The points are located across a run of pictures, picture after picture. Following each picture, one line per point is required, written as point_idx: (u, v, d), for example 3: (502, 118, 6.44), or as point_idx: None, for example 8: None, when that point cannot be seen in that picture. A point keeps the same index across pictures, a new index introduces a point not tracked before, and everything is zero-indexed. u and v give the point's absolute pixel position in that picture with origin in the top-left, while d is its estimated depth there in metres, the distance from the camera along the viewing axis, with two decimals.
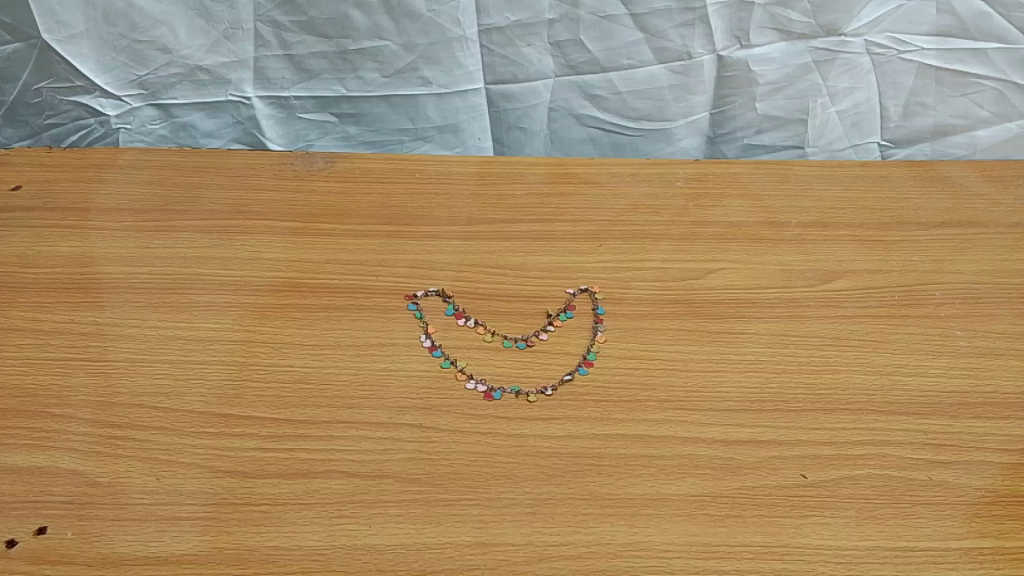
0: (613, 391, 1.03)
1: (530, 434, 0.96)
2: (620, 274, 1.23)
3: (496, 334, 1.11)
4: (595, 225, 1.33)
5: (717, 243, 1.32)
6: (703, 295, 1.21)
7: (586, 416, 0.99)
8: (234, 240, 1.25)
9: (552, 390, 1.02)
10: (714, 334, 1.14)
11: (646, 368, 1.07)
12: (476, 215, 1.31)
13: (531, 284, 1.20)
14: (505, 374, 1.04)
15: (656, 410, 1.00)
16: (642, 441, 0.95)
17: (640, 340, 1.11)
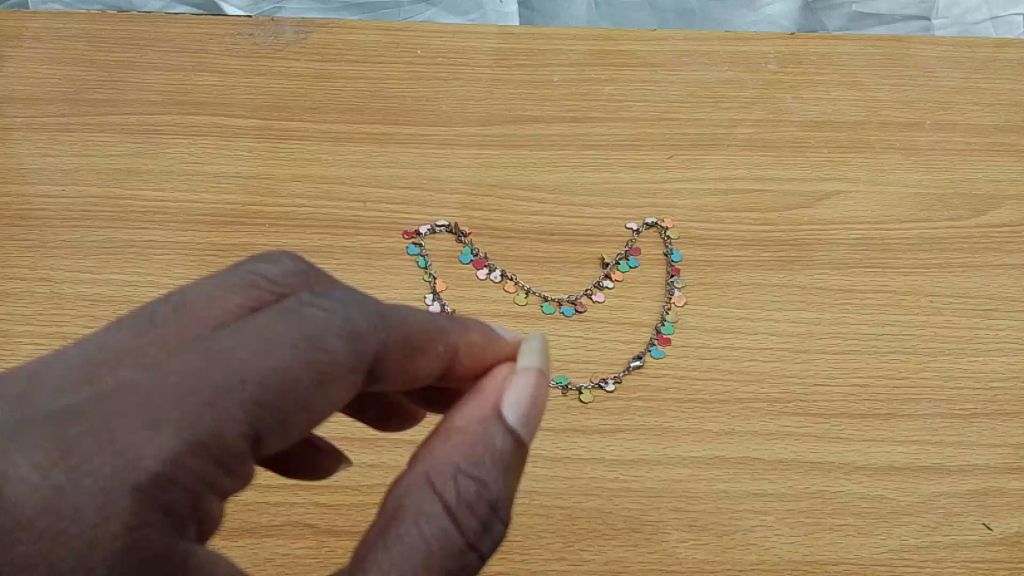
0: (702, 386, 0.71)
1: (586, 459, 0.65)
2: (701, 201, 0.89)
3: (530, 292, 0.79)
4: (663, 128, 0.97)
5: (830, 154, 0.97)
6: (816, 234, 0.87)
7: (666, 427, 0.68)
8: (168, 144, 0.90)
9: (615, 384, 0.71)
10: (836, 295, 0.81)
11: (747, 347, 0.75)
12: (499, 112, 0.96)
13: (579, 216, 0.86)
14: (547, 358, 0.73)
15: (766, 418, 0.70)
16: (750, 473, 0.66)
17: (736, 303, 0.79)
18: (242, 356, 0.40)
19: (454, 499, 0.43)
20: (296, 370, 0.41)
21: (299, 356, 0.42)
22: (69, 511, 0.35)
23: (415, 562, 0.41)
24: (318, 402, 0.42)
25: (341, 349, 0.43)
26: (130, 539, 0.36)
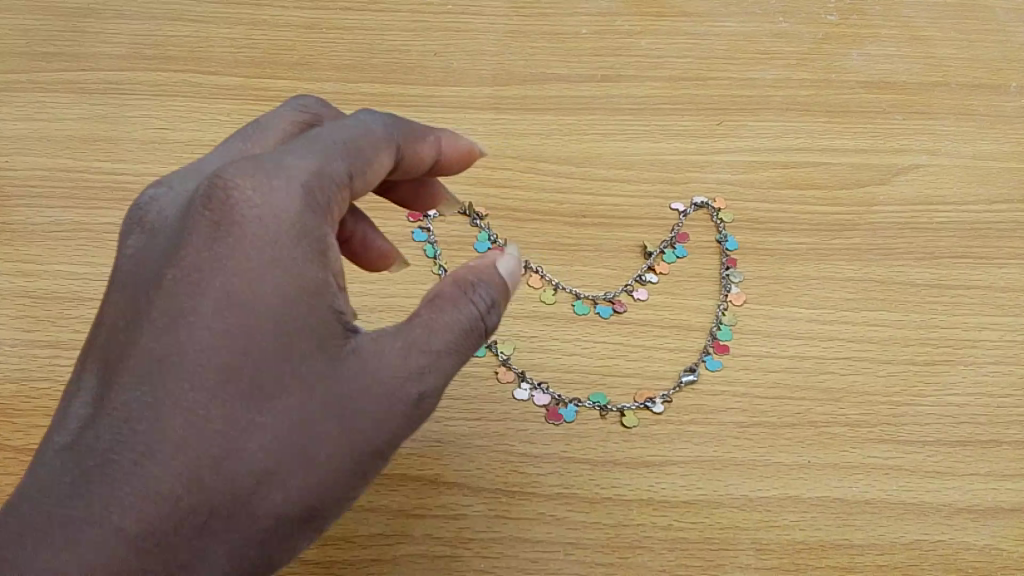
0: (769, 407, 0.59)
1: (632, 501, 0.54)
2: (757, 176, 0.76)
3: (558, 287, 0.66)
4: (709, 90, 0.83)
5: (905, 119, 0.83)
6: (893, 216, 0.74)
7: (729, 458, 0.56)
8: (132, 107, 0.77)
9: (664, 405, 0.59)
10: (922, 291, 0.68)
11: (820, 358, 0.62)
12: (518, 70, 0.82)
13: (614, 194, 0.73)
14: (581, 371, 0.61)
15: (848, 447, 0.58)
16: (833, 519, 0.54)
17: (804, 301, 0.66)
18: (337, 128, 0.44)
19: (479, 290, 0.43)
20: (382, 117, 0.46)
21: (365, 129, 0.45)
22: (257, 186, 0.40)
23: (455, 326, 0.42)
24: (381, 163, 0.45)
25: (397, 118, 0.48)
26: (295, 210, 0.40)
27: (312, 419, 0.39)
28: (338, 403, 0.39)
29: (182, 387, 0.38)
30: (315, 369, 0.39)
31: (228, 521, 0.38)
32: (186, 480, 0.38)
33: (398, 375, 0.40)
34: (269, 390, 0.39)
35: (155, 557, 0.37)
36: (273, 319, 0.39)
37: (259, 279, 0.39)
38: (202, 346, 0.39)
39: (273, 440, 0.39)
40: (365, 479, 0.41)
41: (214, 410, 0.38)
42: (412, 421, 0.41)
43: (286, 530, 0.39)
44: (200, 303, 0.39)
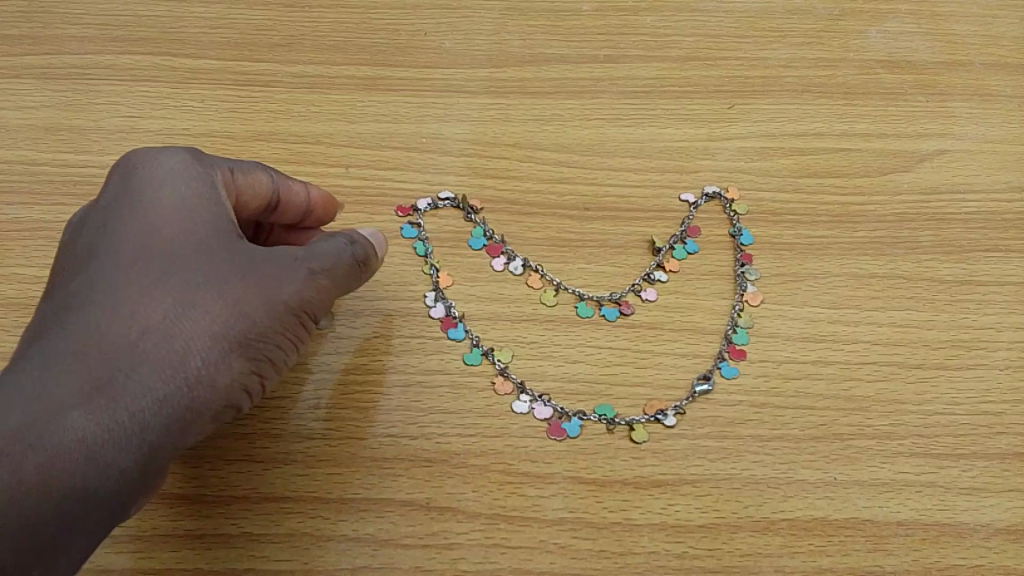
0: (791, 418, 0.54)
1: (643, 526, 0.49)
2: (772, 164, 0.70)
3: (558, 288, 0.61)
4: (719, 71, 0.77)
5: (930, 100, 0.77)
6: (919, 206, 0.68)
7: (748, 477, 0.51)
8: (98, 92, 0.71)
9: (676, 417, 0.54)
10: (951, 288, 0.63)
11: (845, 363, 0.58)
12: (515, 51, 0.76)
13: (619, 185, 0.68)
14: (585, 380, 0.56)
15: (878, 461, 0.53)
16: (862, 544, 0.50)
17: (825, 301, 0.61)
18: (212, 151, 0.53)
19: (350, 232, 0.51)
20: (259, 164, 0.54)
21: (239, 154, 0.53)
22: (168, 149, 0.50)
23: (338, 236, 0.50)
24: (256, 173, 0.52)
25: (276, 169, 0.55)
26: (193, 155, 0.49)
27: (222, 274, 0.45)
28: (244, 262, 0.46)
29: (115, 252, 0.45)
30: (221, 238, 0.46)
31: (155, 353, 0.42)
32: (112, 326, 0.42)
33: (292, 255, 0.47)
34: (186, 253, 0.45)
35: (88, 389, 0.41)
36: (185, 206, 0.47)
37: (172, 183, 0.47)
38: (129, 232, 0.46)
39: (191, 288, 0.44)
40: (275, 332, 0.46)
41: (136, 272, 0.44)
42: (311, 292, 0.47)
43: (209, 365, 0.43)
44: (126, 207, 0.47)
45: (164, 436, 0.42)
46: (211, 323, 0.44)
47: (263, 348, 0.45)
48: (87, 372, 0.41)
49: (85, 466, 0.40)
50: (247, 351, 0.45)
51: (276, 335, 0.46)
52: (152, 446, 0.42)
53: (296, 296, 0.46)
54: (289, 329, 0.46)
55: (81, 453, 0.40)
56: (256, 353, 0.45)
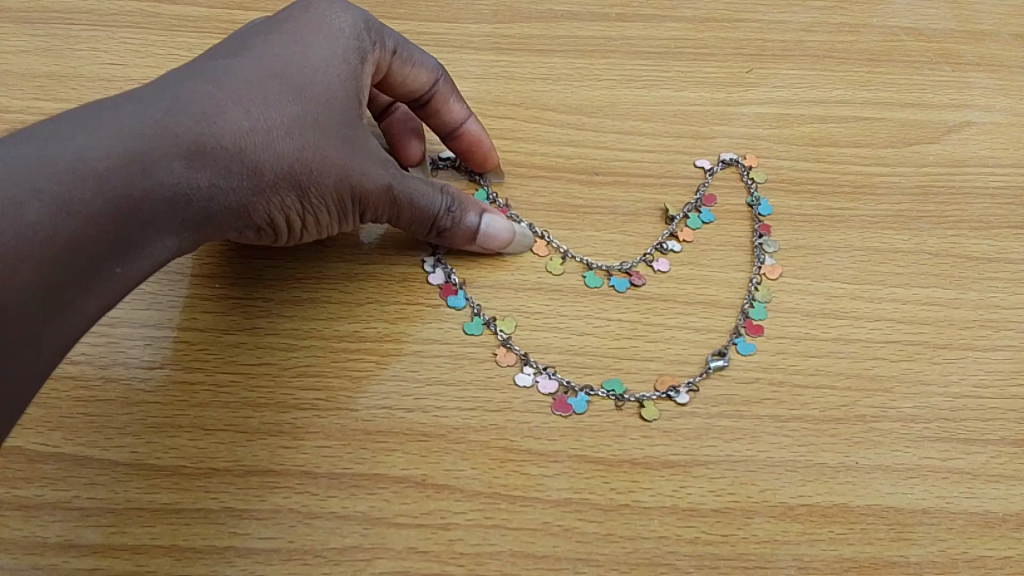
0: (811, 398, 0.51)
1: (653, 509, 0.46)
2: (792, 131, 0.67)
3: (563, 254, 0.57)
4: (737, 33, 0.73)
5: (958, 69, 0.73)
6: (945, 179, 0.65)
7: (765, 459, 0.48)
8: (78, 38, 0.67)
9: (689, 394, 0.51)
10: (979, 266, 0.60)
11: (867, 341, 0.54)
12: (522, 6, 0.72)
13: (630, 149, 0.64)
14: (593, 354, 0.52)
15: (901, 446, 0.50)
16: (885, 533, 0.47)
17: (847, 276, 0.58)
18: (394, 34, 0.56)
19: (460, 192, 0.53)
20: (432, 73, 0.57)
21: (417, 55, 0.56)
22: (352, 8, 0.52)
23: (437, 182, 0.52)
24: (415, 72, 0.56)
25: (443, 89, 0.58)
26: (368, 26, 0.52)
27: (327, 130, 0.48)
28: (347, 135, 0.48)
29: (266, 61, 0.47)
30: (346, 107, 0.49)
31: (243, 155, 0.45)
32: (232, 114, 0.45)
33: (389, 167, 0.50)
34: (315, 99, 0.47)
35: (190, 151, 0.44)
36: (336, 63, 0.49)
37: (337, 36, 0.50)
38: (282, 51, 0.48)
39: (300, 123, 0.47)
40: (330, 204, 0.49)
41: (269, 84, 0.47)
42: (377, 199, 0.50)
43: (272, 186, 0.46)
44: (293, 32, 0.49)
45: (217, 217, 0.46)
46: (295, 159, 0.47)
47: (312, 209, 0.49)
48: (196, 137, 0.44)
49: (156, 212, 0.43)
50: (299, 201, 0.48)
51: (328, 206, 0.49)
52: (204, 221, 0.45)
53: (362, 194, 0.49)
54: (340, 210, 0.50)
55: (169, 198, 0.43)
56: (305, 209, 0.49)
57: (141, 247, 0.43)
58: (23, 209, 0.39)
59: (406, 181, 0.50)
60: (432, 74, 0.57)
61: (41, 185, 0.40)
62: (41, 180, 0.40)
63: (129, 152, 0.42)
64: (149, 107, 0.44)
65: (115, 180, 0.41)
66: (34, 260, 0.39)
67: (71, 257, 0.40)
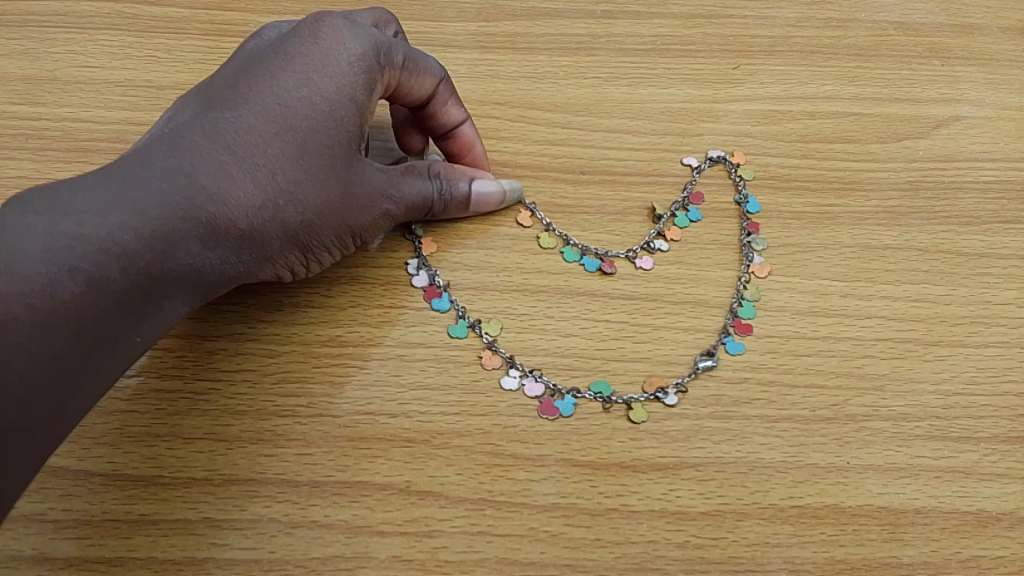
0: (800, 398, 0.50)
1: (642, 513, 0.45)
2: (780, 128, 0.66)
3: (551, 229, 0.58)
4: (724, 29, 0.72)
5: (948, 63, 0.73)
6: (935, 174, 0.64)
7: (755, 460, 0.48)
8: (55, 41, 0.66)
9: (678, 395, 0.50)
10: (969, 262, 0.59)
11: (857, 339, 0.54)
12: (508, 4, 0.71)
13: (617, 147, 0.63)
14: (580, 356, 0.52)
15: (893, 445, 0.49)
16: (877, 534, 0.46)
17: (837, 273, 0.57)
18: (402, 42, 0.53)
19: (448, 171, 0.55)
20: (433, 74, 0.55)
21: (422, 57, 0.54)
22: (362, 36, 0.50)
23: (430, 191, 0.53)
24: (421, 80, 0.54)
25: (444, 89, 0.56)
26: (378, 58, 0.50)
27: (332, 180, 0.48)
28: (351, 181, 0.49)
29: (273, 117, 0.47)
30: (351, 154, 0.49)
31: (255, 226, 0.46)
32: (242, 183, 0.45)
33: (389, 190, 0.51)
34: (322, 157, 0.47)
35: (205, 227, 0.44)
36: (345, 104, 0.48)
37: (346, 72, 0.48)
38: (292, 96, 0.47)
39: (309, 183, 0.47)
40: (335, 246, 0.50)
41: (278, 145, 0.46)
42: (378, 224, 0.51)
43: (280, 249, 0.48)
44: (301, 70, 0.48)
45: (229, 282, 0.47)
46: (303, 221, 0.47)
47: (318, 258, 0.50)
48: (210, 214, 0.44)
49: (173, 287, 0.44)
50: (305, 254, 0.49)
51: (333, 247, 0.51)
52: (217, 286, 0.46)
53: (365, 229, 0.51)
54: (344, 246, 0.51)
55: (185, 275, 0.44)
56: (311, 258, 0.50)
57: (158, 317, 0.44)
58: (57, 288, 0.38)
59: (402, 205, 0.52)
60: (434, 76, 0.55)
61: (74, 264, 0.39)
62: (73, 259, 0.39)
63: (146, 234, 0.42)
64: (164, 179, 0.44)
65: (136, 262, 0.41)
66: (63, 339, 0.38)
67: (96, 335, 0.40)
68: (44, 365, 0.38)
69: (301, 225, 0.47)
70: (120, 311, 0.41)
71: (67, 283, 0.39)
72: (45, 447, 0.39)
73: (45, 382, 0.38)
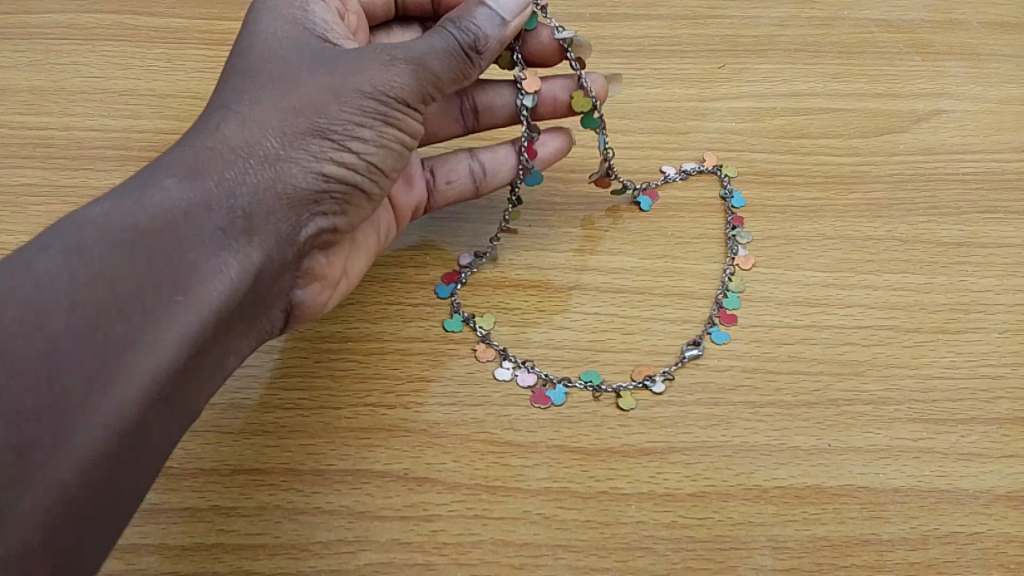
0: (783, 385, 0.52)
1: (631, 496, 0.47)
2: (766, 125, 0.68)
3: (586, 88, 0.57)
4: (710, 29, 0.75)
5: (929, 59, 0.75)
6: (915, 167, 0.66)
7: (739, 444, 0.50)
8: (60, 52, 0.68)
9: (665, 383, 0.52)
10: (948, 251, 0.61)
11: (838, 327, 0.56)
12: None
13: (606, 146, 0.65)
14: (571, 348, 0.54)
15: (873, 427, 0.51)
16: (858, 512, 0.48)
17: (819, 263, 0.59)
18: None
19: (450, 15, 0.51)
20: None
21: None
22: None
23: (433, 32, 0.49)
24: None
25: None
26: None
27: (299, 70, 0.47)
28: (322, 61, 0.47)
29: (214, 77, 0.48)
30: (306, 49, 0.48)
31: (233, 140, 0.45)
32: (205, 123, 0.45)
33: (375, 51, 0.48)
34: (271, 63, 0.47)
35: (182, 167, 0.43)
36: (274, 22, 0.49)
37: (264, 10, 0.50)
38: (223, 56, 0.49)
39: (271, 85, 0.46)
40: (360, 120, 0.46)
41: (226, 85, 0.47)
42: (400, 77, 0.47)
43: (287, 147, 0.45)
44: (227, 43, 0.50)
45: (252, 198, 0.44)
46: (291, 111, 0.45)
47: (350, 137, 0.46)
48: (181, 156, 0.44)
49: (179, 219, 0.41)
50: (327, 138, 0.46)
51: (363, 125, 0.47)
52: (241, 207, 0.43)
53: (377, 87, 0.47)
54: (378, 120, 0.47)
55: (183, 205, 0.42)
56: (340, 142, 0.46)
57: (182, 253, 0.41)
58: (32, 266, 0.37)
59: (409, 49, 0.47)
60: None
61: (46, 244, 0.38)
62: (45, 243, 0.39)
63: (119, 193, 0.41)
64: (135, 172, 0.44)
65: (118, 214, 0.40)
66: (60, 308, 0.36)
67: (109, 292, 0.38)
68: (46, 334, 0.36)
69: (291, 115, 0.45)
70: (124, 260, 0.39)
71: (50, 256, 0.38)
72: (99, 420, 0.36)
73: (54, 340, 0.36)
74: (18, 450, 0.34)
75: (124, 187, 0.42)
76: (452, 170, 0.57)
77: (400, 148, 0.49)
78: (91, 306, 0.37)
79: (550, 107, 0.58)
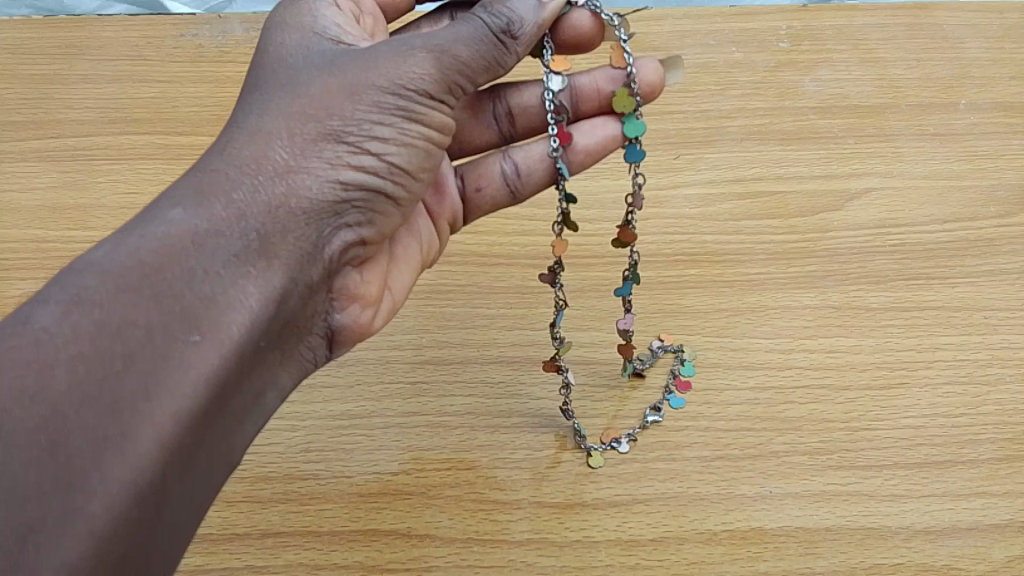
0: (731, 441, 0.61)
1: (600, 542, 0.55)
2: (716, 208, 0.78)
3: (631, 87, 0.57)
4: (667, 124, 0.85)
5: (863, 141, 0.84)
6: (848, 241, 0.76)
7: (693, 494, 0.58)
8: (102, 172, 0.78)
9: (630, 443, 0.61)
10: (876, 315, 0.70)
11: (779, 388, 0.64)
12: None
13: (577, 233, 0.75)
14: (548, 415, 0.62)
15: (808, 475, 0.59)
16: (794, 550, 0.56)
17: (764, 332, 0.68)
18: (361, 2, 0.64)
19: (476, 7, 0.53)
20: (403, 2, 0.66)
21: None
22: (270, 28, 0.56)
23: (446, 28, 0.51)
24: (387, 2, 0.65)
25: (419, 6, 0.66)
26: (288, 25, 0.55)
27: (304, 89, 0.49)
28: (329, 74, 0.50)
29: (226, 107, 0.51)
30: (312, 68, 0.51)
31: (243, 160, 0.47)
32: (216, 151, 0.48)
33: (388, 50, 0.50)
34: (278, 89, 0.50)
35: (193, 197, 0.46)
36: (280, 55, 0.53)
37: (271, 44, 0.54)
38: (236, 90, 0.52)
39: (278, 108, 0.49)
40: (376, 118, 0.49)
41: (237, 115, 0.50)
42: (410, 74, 0.49)
43: (298, 158, 0.48)
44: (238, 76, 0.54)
45: (265, 214, 0.46)
46: (299, 129, 0.48)
47: (362, 140, 0.49)
48: (192, 186, 0.46)
49: (190, 250, 0.44)
50: (338, 143, 0.48)
51: (380, 123, 0.49)
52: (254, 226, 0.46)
53: (394, 82, 0.49)
54: (397, 116, 0.49)
55: (195, 232, 0.44)
56: (352, 145, 0.49)
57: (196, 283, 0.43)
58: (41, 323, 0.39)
59: (417, 48, 0.50)
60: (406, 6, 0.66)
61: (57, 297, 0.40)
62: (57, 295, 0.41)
63: (132, 234, 0.44)
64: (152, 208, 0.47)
65: (128, 258, 0.42)
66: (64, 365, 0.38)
67: (120, 339, 0.40)
68: (53, 396, 0.37)
69: (299, 130, 0.48)
70: (136, 300, 0.41)
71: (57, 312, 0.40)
72: (110, 477, 0.37)
73: (59, 404, 0.37)
74: (23, 535, 0.35)
75: (138, 224, 0.45)
76: (483, 175, 0.60)
77: (425, 142, 0.51)
78: (102, 357, 0.39)
79: (592, 98, 0.58)
